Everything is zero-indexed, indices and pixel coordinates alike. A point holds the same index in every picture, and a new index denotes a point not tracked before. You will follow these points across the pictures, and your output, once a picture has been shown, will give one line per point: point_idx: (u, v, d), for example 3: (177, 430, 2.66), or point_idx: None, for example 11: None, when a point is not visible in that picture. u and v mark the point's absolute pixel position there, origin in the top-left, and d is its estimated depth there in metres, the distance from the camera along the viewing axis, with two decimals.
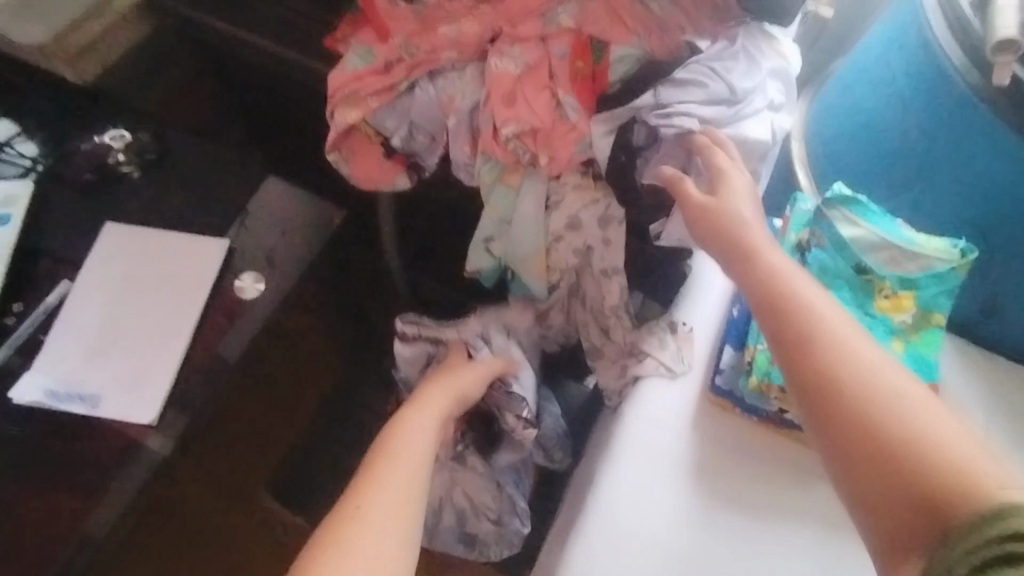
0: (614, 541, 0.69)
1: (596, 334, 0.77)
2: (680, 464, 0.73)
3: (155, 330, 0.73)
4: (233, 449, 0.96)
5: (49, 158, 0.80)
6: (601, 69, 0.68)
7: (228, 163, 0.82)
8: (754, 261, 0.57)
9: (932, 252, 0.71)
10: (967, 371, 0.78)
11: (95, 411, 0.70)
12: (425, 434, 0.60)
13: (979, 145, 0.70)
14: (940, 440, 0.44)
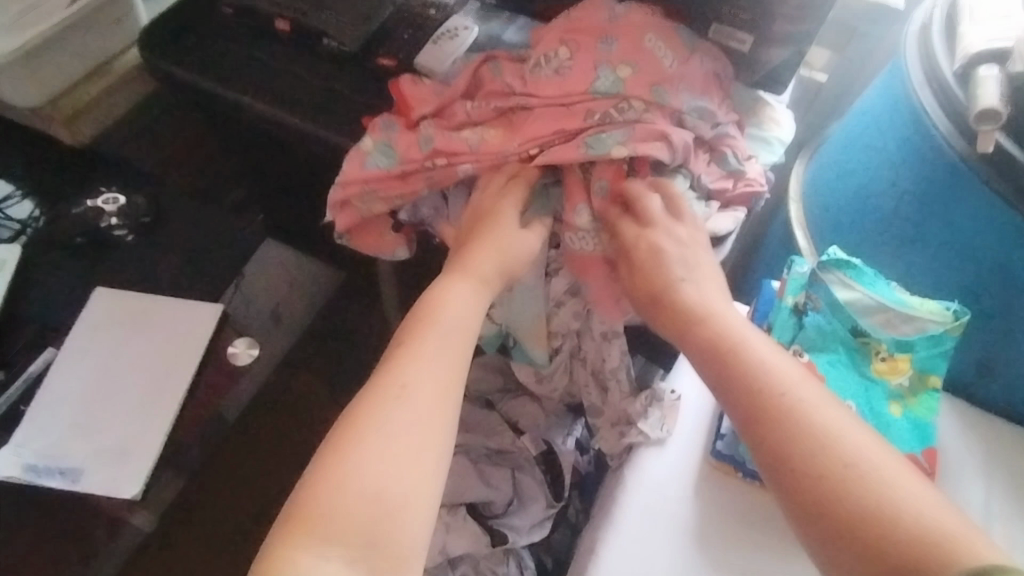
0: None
1: (595, 393, 0.80)
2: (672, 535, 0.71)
3: (143, 399, 0.70)
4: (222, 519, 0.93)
5: (39, 220, 0.79)
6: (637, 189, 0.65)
7: (225, 223, 0.81)
8: (675, 291, 0.60)
9: (926, 314, 0.70)
10: (969, 430, 0.77)
11: (75, 486, 0.66)
12: (454, 331, 0.56)
13: (967, 212, 0.72)
14: (876, 490, 0.48)
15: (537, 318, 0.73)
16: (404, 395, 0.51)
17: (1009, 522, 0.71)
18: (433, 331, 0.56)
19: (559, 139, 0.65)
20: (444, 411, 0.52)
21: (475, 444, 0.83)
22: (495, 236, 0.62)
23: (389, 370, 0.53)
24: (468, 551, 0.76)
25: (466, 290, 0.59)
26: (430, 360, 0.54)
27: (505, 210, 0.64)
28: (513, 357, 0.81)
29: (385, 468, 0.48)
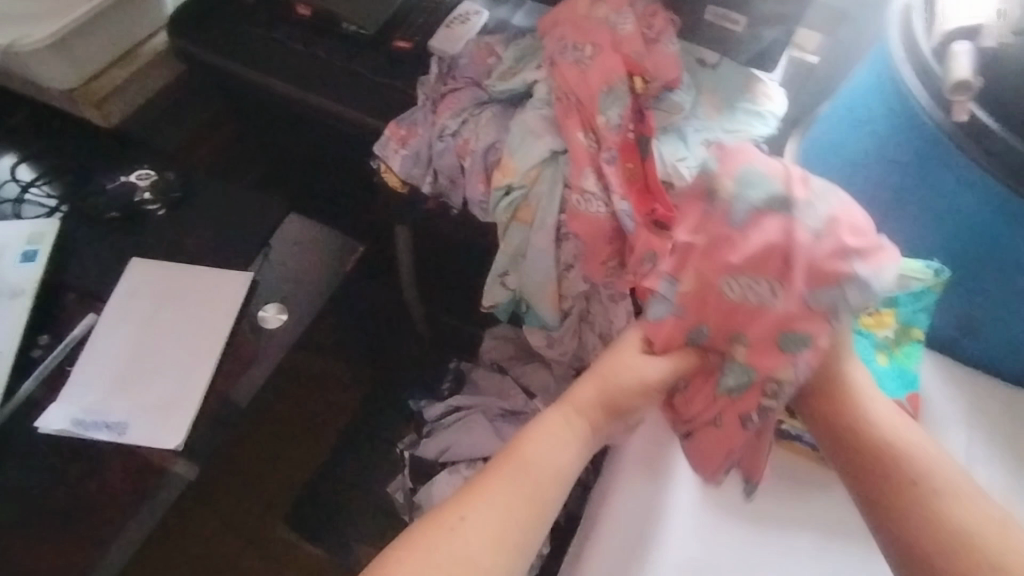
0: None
1: (604, 355, 0.85)
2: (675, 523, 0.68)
3: (181, 360, 0.74)
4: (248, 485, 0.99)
5: (74, 196, 0.84)
6: (650, 162, 0.69)
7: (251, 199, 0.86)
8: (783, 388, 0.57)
9: (908, 272, 0.75)
10: (950, 380, 0.83)
11: (122, 438, 0.70)
12: (569, 449, 0.56)
13: (947, 179, 0.78)
14: (942, 492, 0.51)
15: (548, 280, 0.77)
16: (493, 512, 0.51)
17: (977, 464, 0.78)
18: (544, 466, 0.54)
19: (568, 110, 0.70)
20: (533, 531, 0.51)
21: (490, 406, 0.88)
22: (630, 387, 0.58)
23: (489, 481, 0.53)
24: None
25: (580, 437, 0.57)
26: (541, 470, 0.54)
27: (637, 367, 0.59)
28: (525, 322, 0.86)
29: (451, 567, 0.48)
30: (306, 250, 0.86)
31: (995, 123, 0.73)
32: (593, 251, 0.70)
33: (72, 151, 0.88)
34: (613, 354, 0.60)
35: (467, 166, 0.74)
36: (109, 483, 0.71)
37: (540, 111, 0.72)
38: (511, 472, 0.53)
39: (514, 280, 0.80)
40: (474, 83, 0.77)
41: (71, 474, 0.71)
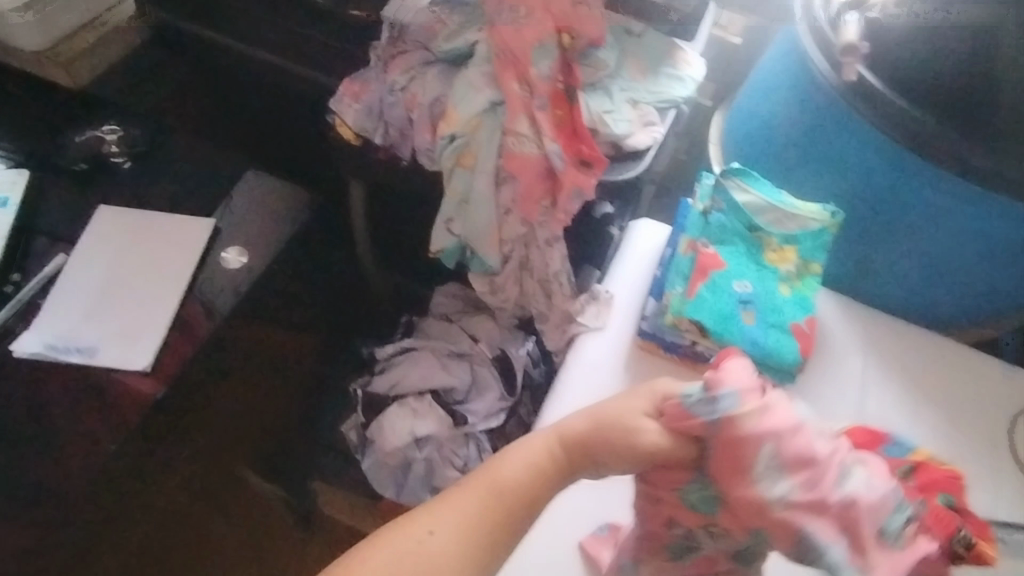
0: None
1: (543, 301, 0.96)
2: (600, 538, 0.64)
3: (149, 293, 0.81)
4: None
5: (44, 150, 0.89)
6: (577, 108, 0.78)
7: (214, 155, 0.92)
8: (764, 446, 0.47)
9: (808, 213, 0.85)
10: (849, 314, 0.93)
11: (93, 360, 0.76)
12: (537, 486, 0.53)
13: (841, 137, 0.87)
14: None
15: (489, 226, 0.85)
16: (447, 539, 0.50)
17: (870, 385, 0.88)
18: (518, 488, 0.53)
19: (504, 64, 0.78)
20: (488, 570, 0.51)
21: (437, 347, 0.97)
22: (625, 435, 0.52)
23: (452, 500, 0.52)
24: (432, 431, 0.91)
25: (563, 467, 0.54)
26: (507, 489, 0.53)
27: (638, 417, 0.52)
28: (471, 269, 0.94)
29: None
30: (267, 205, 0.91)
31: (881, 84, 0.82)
32: (527, 190, 0.80)
33: (39, 110, 0.93)
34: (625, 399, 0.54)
35: (414, 117, 0.81)
36: (73, 410, 0.75)
37: (481, 67, 0.79)
38: (480, 498, 0.52)
39: (460, 226, 0.87)
40: (420, 42, 0.84)
41: (35, 402, 0.75)
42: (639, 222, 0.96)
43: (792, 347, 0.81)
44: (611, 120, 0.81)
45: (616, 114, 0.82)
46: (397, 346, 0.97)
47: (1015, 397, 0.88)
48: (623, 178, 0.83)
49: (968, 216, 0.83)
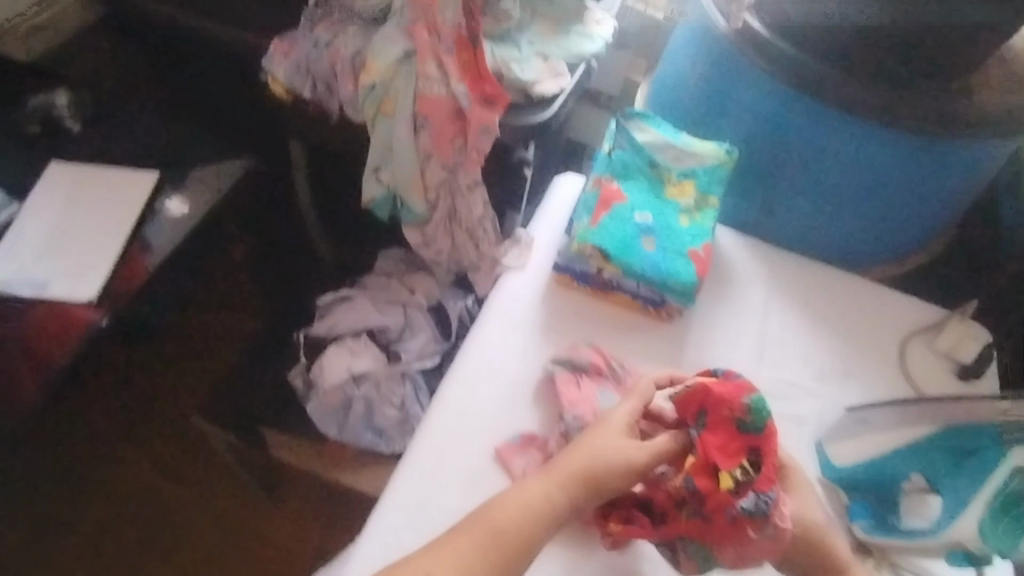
0: (414, 494, 0.80)
1: (472, 251, 1.00)
2: (514, 444, 0.83)
3: (94, 236, 0.93)
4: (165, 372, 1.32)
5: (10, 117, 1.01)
6: (480, 53, 0.87)
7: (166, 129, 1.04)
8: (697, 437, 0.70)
9: (704, 151, 0.92)
10: (755, 248, 1.00)
11: (43, 292, 0.89)
12: (528, 499, 0.67)
13: (743, 84, 0.97)
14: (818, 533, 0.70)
15: (413, 172, 0.91)
16: (467, 543, 0.65)
17: (772, 312, 0.96)
18: (511, 536, 0.66)
19: (416, 15, 0.85)
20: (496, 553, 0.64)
21: (374, 294, 1.03)
22: (613, 472, 0.69)
23: (453, 550, 0.64)
24: (369, 367, 0.97)
25: (557, 510, 0.68)
26: (501, 525, 0.66)
27: (620, 447, 0.70)
28: (403, 220, 0.98)
29: None
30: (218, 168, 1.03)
31: (765, 32, 0.92)
32: (440, 130, 0.88)
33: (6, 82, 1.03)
34: (607, 438, 0.70)
35: (337, 70, 0.89)
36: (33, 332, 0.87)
37: (396, 21, 0.86)
38: (477, 532, 0.66)
39: (387, 175, 0.93)
40: (342, 2, 0.91)
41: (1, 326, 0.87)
42: (563, 175, 1.02)
43: (687, 269, 0.88)
44: (517, 65, 0.90)
45: (521, 61, 0.90)
46: (336, 295, 1.02)
47: (903, 320, 0.97)
48: (531, 122, 0.90)
49: (858, 151, 0.94)
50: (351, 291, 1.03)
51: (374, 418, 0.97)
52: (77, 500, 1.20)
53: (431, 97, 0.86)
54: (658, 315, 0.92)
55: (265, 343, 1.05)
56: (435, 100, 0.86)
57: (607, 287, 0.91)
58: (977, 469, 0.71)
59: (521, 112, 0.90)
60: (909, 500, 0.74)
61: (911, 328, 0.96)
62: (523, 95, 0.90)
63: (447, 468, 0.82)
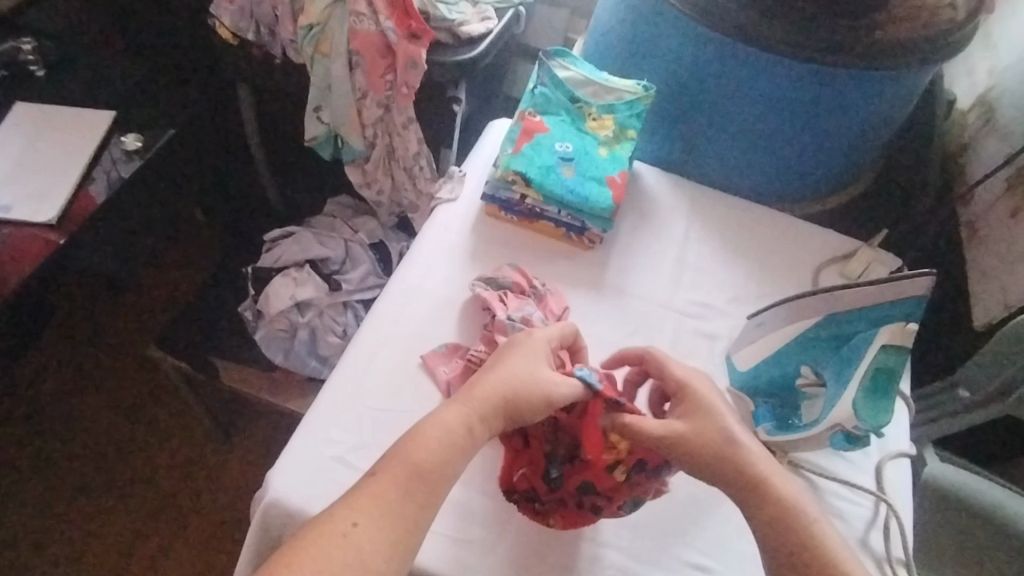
0: (342, 402, 0.85)
1: (411, 190, 1.06)
2: (440, 354, 0.88)
3: (56, 169, 1.03)
4: (111, 343, 1.40)
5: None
6: None
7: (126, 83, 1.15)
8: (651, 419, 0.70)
9: (622, 87, 0.99)
10: (676, 184, 1.05)
11: (7, 215, 0.98)
12: (445, 429, 0.66)
13: (661, 29, 1.01)
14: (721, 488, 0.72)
15: (349, 109, 0.98)
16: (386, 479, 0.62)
17: (691, 243, 1.01)
18: (431, 466, 0.64)
19: None
20: (417, 486, 0.63)
21: (320, 232, 1.09)
22: (536, 391, 0.69)
23: (375, 488, 0.62)
24: (312, 295, 1.01)
25: (476, 434, 0.67)
26: (426, 459, 0.64)
27: (535, 369, 0.70)
28: (345, 160, 1.05)
29: (341, 539, 0.59)
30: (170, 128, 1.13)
31: None
32: (372, 66, 0.95)
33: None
34: (523, 364, 0.71)
35: (277, 12, 0.96)
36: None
37: None
38: (397, 469, 0.63)
39: (326, 112, 0.99)
40: None
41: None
42: (496, 118, 1.09)
43: (604, 195, 0.94)
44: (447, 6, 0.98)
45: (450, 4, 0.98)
46: (284, 231, 1.09)
47: (818, 250, 1.01)
48: (461, 59, 0.97)
49: (771, 88, 0.98)
50: (299, 230, 1.08)
51: (318, 346, 1.01)
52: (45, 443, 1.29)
53: (361, 32, 0.93)
54: (582, 242, 0.98)
55: (221, 282, 1.11)
56: (365, 37, 0.93)
57: (531, 213, 0.97)
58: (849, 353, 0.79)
59: (450, 51, 0.98)
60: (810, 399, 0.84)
61: (826, 257, 1.00)
62: (453, 34, 0.98)
63: (374, 381, 0.86)
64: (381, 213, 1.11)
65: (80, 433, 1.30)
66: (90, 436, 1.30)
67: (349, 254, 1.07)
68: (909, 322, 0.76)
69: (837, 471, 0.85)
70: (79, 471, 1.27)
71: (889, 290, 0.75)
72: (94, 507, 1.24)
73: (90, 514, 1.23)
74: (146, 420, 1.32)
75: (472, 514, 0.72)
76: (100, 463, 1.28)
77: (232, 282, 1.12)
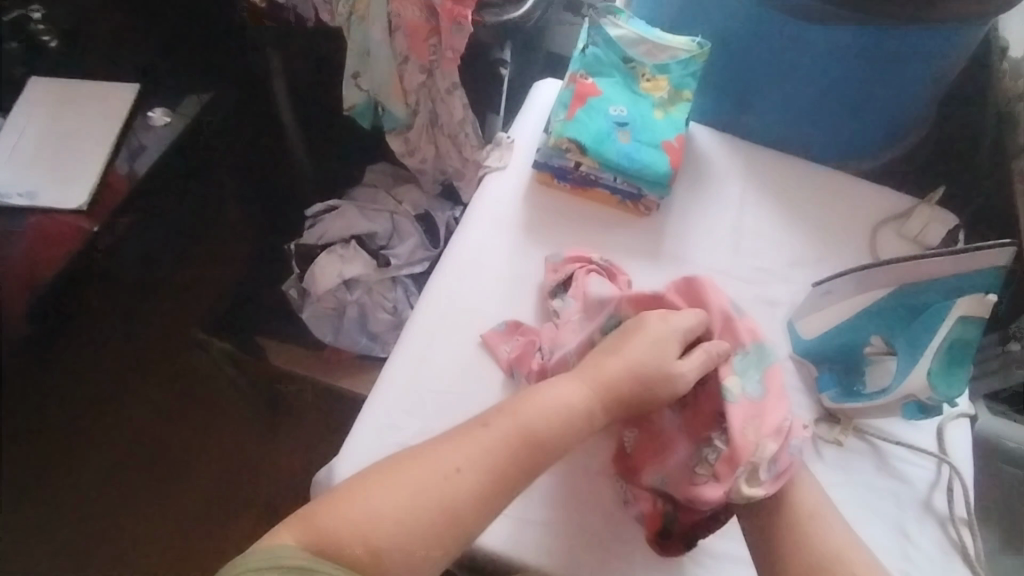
0: (404, 383, 0.83)
1: (456, 158, 1.02)
2: (500, 332, 0.86)
3: (80, 152, 1.04)
4: (129, 321, 1.39)
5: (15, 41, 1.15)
6: None
7: (143, 57, 1.16)
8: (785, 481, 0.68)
9: (677, 45, 0.95)
10: (727, 144, 1.02)
11: (34, 202, 0.99)
12: (572, 388, 0.66)
13: None
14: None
15: (391, 74, 0.93)
16: (496, 438, 0.62)
17: (746, 206, 0.98)
18: (542, 438, 0.63)
19: None
20: (511, 452, 0.62)
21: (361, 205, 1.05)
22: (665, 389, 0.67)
23: (478, 438, 0.63)
24: (360, 272, 0.99)
25: (592, 417, 0.66)
26: (534, 422, 0.64)
27: (671, 366, 0.68)
28: (387, 129, 1.01)
29: (411, 485, 0.60)
30: (194, 97, 1.15)
31: None
32: (414, 29, 0.89)
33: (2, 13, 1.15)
34: (657, 355, 0.69)
35: None
36: (36, 235, 0.99)
37: None
38: (511, 428, 0.63)
39: (365, 78, 0.94)
40: None
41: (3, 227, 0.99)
42: (544, 80, 1.05)
43: (661, 160, 0.90)
44: None
45: None
46: (324, 205, 1.05)
47: (873, 210, 0.99)
48: (507, 19, 0.93)
49: (835, 41, 0.93)
50: (339, 201, 1.05)
51: (368, 322, 1.00)
52: (79, 421, 1.30)
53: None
54: (636, 209, 0.95)
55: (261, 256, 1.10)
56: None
57: (585, 182, 0.94)
58: (928, 322, 0.81)
59: (496, 11, 0.93)
60: (874, 364, 0.86)
61: (882, 218, 0.99)
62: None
63: (435, 361, 0.85)
64: (424, 182, 1.07)
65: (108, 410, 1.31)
66: (119, 414, 1.31)
67: (394, 227, 1.04)
68: (988, 293, 0.77)
69: (900, 435, 0.86)
70: (112, 449, 1.28)
71: (968, 260, 0.78)
72: (131, 487, 1.25)
73: (129, 490, 1.25)
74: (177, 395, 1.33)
75: None
76: (134, 439, 1.29)
77: (271, 256, 1.10)
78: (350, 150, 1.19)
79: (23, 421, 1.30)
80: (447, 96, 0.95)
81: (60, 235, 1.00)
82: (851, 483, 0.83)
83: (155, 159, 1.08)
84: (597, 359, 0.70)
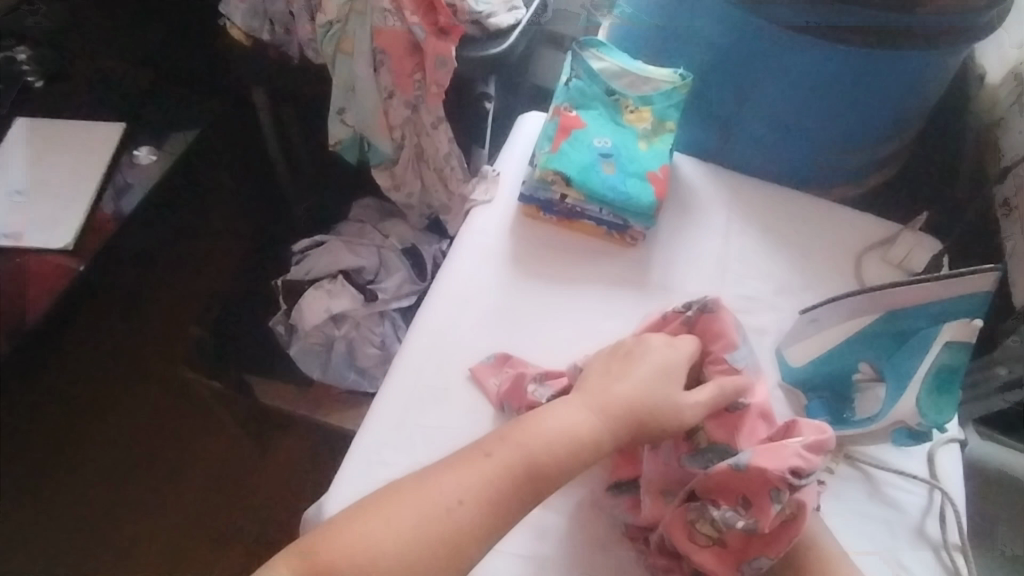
0: (394, 418, 0.82)
1: (442, 192, 1.02)
2: (490, 365, 0.85)
3: (65, 191, 1.04)
4: (116, 356, 1.37)
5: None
6: None
7: (129, 96, 1.17)
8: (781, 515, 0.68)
9: (659, 77, 0.96)
10: (711, 172, 1.03)
11: (19, 242, 0.99)
12: (576, 416, 0.65)
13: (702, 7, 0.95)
14: None
15: (376, 110, 0.93)
16: (497, 466, 0.61)
17: (733, 233, 0.99)
18: (548, 469, 0.62)
19: None
20: (512, 484, 0.61)
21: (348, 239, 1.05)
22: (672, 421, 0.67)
23: (480, 468, 0.62)
24: (347, 307, 0.98)
25: (598, 449, 0.65)
26: (537, 455, 0.62)
27: (675, 397, 0.68)
28: (373, 164, 1.02)
29: (408, 515, 0.59)
30: (180, 134, 1.16)
31: None
32: (398, 65, 0.90)
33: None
34: (660, 385, 0.68)
35: (294, 8, 0.90)
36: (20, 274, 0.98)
37: None
38: (515, 457, 0.62)
39: (350, 114, 0.94)
40: None
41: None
42: (528, 113, 1.07)
43: (646, 190, 0.91)
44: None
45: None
46: (312, 239, 1.05)
47: (857, 236, 1.00)
48: (490, 54, 0.94)
49: (816, 69, 0.94)
50: (326, 235, 1.05)
51: (357, 357, 0.99)
52: (66, 458, 1.29)
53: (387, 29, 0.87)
54: (623, 239, 0.95)
55: (247, 292, 1.09)
56: (390, 35, 0.88)
57: (572, 213, 0.94)
58: (916, 347, 0.82)
59: (479, 46, 0.94)
60: (864, 391, 0.87)
61: (867, 243, 0.99)
62: (482, 25, 0.94)
63: (425, 396, 0.84)
64: (410, 215, 1.08)
65: (96, 447, 1.30)
66: (106, 451, 1.29)
67: (381, 261, 1.04)
68: (974, 319, 0.78)
69: (892, 463, 0.86)
70: (99, 486, 1.26)
71: (957, 284, 0.77)
72: (118, 526, 1.23)
73: (117, 530, 1.22)
74: (165, 430, 1.32)
75: (544, 533, 0.72)
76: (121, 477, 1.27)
77: (258, 290, 1.09)
78: (336, 183, 1.19)
79: (7, 461, 1.28)
80: (431, 129, 0.96)
81: (45, 276, 0.99)
82: (845, 513, 0.82)
83: (142, 198, 1.08)
84: (601, 384, 0.69)
